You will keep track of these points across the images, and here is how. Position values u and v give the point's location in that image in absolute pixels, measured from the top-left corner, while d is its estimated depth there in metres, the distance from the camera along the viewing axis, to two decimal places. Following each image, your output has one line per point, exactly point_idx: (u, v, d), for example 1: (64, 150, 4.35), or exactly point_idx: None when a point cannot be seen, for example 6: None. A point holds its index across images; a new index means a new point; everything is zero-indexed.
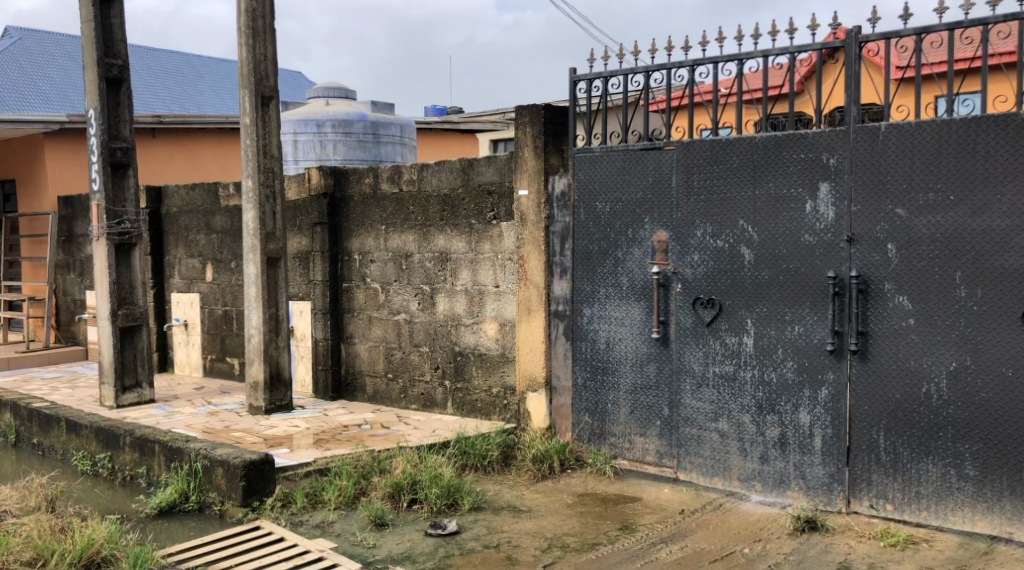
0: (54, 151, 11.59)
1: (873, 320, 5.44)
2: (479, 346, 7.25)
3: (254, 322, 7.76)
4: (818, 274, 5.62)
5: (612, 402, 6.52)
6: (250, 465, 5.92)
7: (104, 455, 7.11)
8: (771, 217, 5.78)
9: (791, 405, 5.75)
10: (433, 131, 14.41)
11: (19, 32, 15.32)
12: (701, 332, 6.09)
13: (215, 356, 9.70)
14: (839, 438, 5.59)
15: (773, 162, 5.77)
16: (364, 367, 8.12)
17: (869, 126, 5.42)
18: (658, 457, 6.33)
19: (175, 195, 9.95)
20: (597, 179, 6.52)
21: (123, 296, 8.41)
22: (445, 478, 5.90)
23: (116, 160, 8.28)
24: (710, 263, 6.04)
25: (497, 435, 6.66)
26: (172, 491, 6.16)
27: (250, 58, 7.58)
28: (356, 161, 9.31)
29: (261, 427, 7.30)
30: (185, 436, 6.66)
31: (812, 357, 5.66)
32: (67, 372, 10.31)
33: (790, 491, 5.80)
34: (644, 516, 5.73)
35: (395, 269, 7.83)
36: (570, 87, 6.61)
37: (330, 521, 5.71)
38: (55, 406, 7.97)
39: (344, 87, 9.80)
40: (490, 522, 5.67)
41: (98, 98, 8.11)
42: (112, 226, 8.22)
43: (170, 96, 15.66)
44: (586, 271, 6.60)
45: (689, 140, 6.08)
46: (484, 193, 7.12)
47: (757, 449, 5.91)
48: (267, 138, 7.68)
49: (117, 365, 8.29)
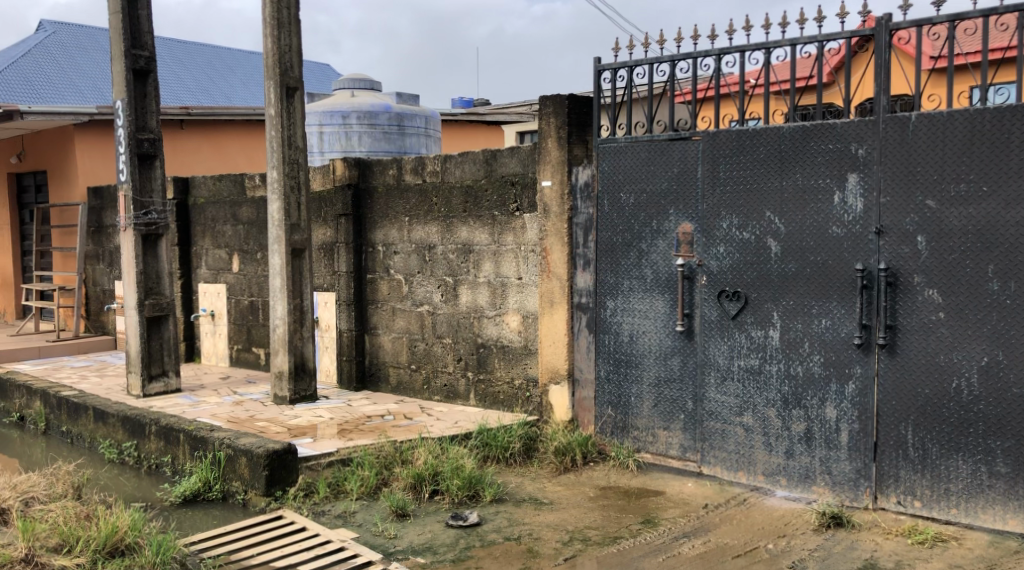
0: (84, 143, 11.68)
1: (903, 314, 5.35)
2: (502, 338, 7.21)
3: (278, 313, 7.78)
4: (846, 267, 5.53)
5: (635, 395, 6.47)
6: (272, 455, 5.93)
7: (130, 443, 7.16)
8: (799, 209, 5.70)
9: (817, 399, 5.67)
10: (459, 122, 14.38)
11: (52, 25, 15.46)
12: (726, 325, 6.02)
13: (240, 347, 9.75)
14: (866, 434, 5.50)
15: (801, 153, 5.68)
16: (387, 358, 8.12)
17: (899, 116, 5.32)
18: (682, 451, 6.27)
19: (202, 186, 9.99)
20: (621, 170, 6.46)
21: (150, 286, 8.46)
22: (467, 469, 5.88)
23: (143, 151, 8.33)
24: (736, 255, 5.96)
25: (520, 428, 6.63)
26: (196, 480, 6.19)
27: (275, 49, 7.59)
28: (381, 152, 9.31)
29: (285, 418, 7.31)
30: (209, 426, 6.68)
31: (839, 351, 5.58)
32: (95, 361, 10.40)
33: (816, 486, 5.72)
34: (667, 510, 5.68)
35: (418, 261, 7.81)
36: (595, 77, 6.55)
37: (351, 511, 5.70)
38: (83, 395, 8.03)
39: (369, 79, 9.81)
40: (511, 514, 5.64)
41: (125, 89, 8.16)
42: (139, 216, 8.27)
43: (199, 88, 15.76)
44: (609, 263, 6.55)
45: (715, 130, 6.01)
46: (507, 184, 7.08)
47: (783, 443, 5.83)
48: (291, 129, 7.69)
49: (144, 354, 8.35)
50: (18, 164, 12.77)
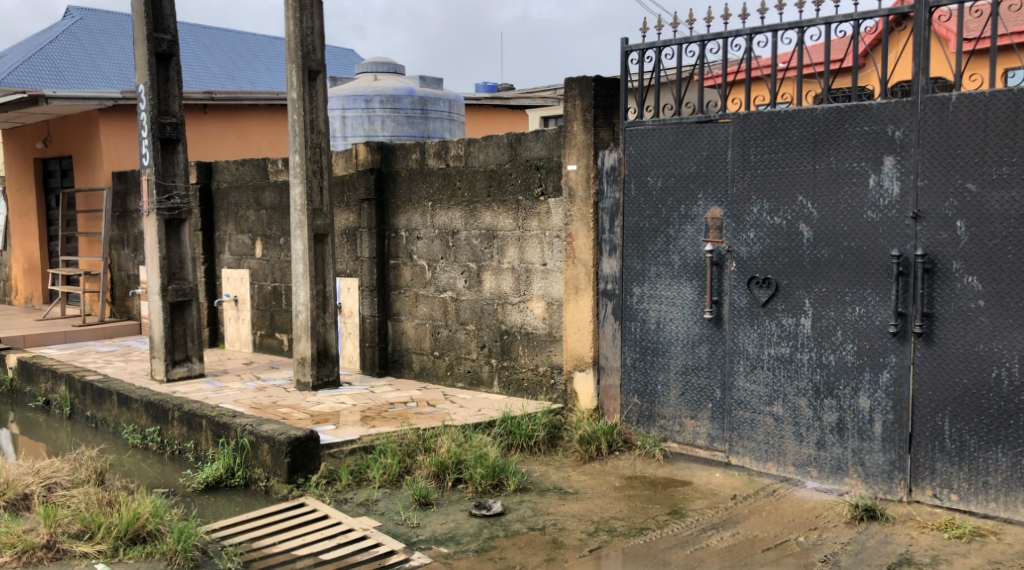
0: (108, 129, 11.66)
1: (940, 301, 5.19)
2: (526, 325, 7.11)
3: (301, 299, 7.72)
4: (881, 253, 5.37)
5: (661, 384, 6.34)
6: (294, 442, 5.87)
7: (153, 429, 7.12)
8: (832, 193, 5.55)
9: (850, 388, 5.53)
10: (481, 107, 14.24)
11: (79, 11, 15.47)
12: (755, 312, 5.88)
13: (264, 332, 9.71)
14: (901, 425, 5.35)
15: (835, 136, 5.52)
16: (411, 345, 8.04)
17: (939, 96, 5.15)
18: (710, 441, 6.15)
19: (225, 171, 9.93)
20: (648, 153, 6.32)
21: (173, 271, 8.42)
22: (491, 457, 5.79)
23: (166, 136, 8.26)
24: (766, 241, 5.82)
25: (544, 416, 6.52)
26: (219, 467, 6.14)
27: (297, 31, 7.49)
28: (404, 137, 9.20)
29: (307, 404, 7.25)
30: (231, 412, 6.63)
31: (873, 339, 5.43)
32: (121, 346, 10.40)
33: (848, 477, 5.58)
34: (694, 501, 5.56)
35: (442, 247, 7.71)
36: (622, 58, 6.41)
37: (374, 500, 5.63)
38: (107, 380, 8.01)
39: (392, 62, 9.71)
40: (535, 504, 5.55)
41: (147, 73, 8.10)
42: (162, 201, 8.22)
43: (223, 73, 15.71)
44: (636, 248, 6.42)
45: (746, 112, 5.86)
46: (532, 168, 6.95)
47: (814, 434, 5.69)
48: (314, 112, 7.61)
49: (168, 339, 8.31)
50: (44, 149, 12.78)
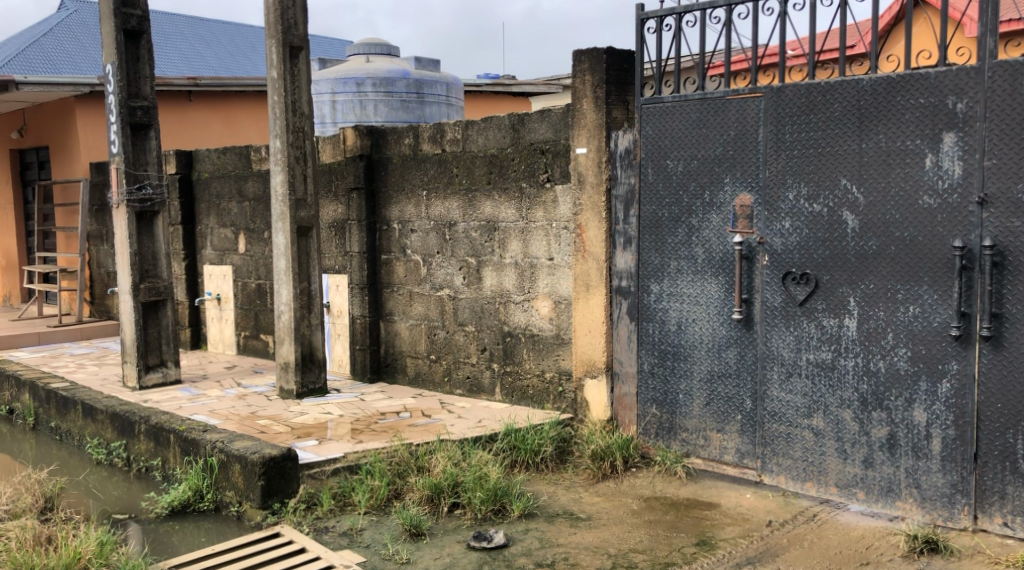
0: (87, 117, 10.94)
1: (1010, 299, 4.49)
2: (531, 326, 6.41)
3: (284, 298, 7.02)
4: (940, 243, 4.67)
5: (683, 392, 5.65)
6: (269, 462, 5.18)
7: (119, 444, 6.42)
8: (882, 176, 4.85)
9: (903, 399, 4.84)
10: (483, 92, 13.50)
11: (74, 3, 14.80)
12: (792, 313, 5.19)
13: (248, 333, 9.02)
14: (964, 442, 4.65)
15: (885, 109, 4.82)
16: (404, 347, 7.34)
17: (1011, 61, 4.44)
18: (739, 457, 5.45)
19: (206, 159, 9.23)
20: (667, 134, 5.61)
21: (145, 269, 7.72)
22: (491, 480, 5.09)
23: (136, 121, 7.55)
24: (805, 231, 5.11)
25: (552, 428, 5.83)
26: (185, 489, 5.45)
27: (277, 4, 6.78)
28: (399, 122, 8.50)
29: (289, 415, 6.55)
30: (203, 425, 5.93)
31: (931, 344, 4.73)
32: (98, 348, 9.73)
33: (901, 501, 4.88)
34: (724, 528, 4.86)
35: (438, 240, 7.02)
36: (637, 27, 5.69)
37: (359, 529, 4.92)
38: (73, 388, 7.31)
39: (386, 43, 8.99)
40: (543, 533, 4.85)
41: (114, 52, 7.38)
42: (132, 192, 7.52)
43: (216, 61, 15.01)
44: (653, 240, 5.70)
45: (781, 85, 5.15)
46: (537, 152, 6.24)
47: (860, 451, 5.00)
48: (297, 93, 6.89)
49: (140, 342, 7.60)
50: (20, 139, 12.09)
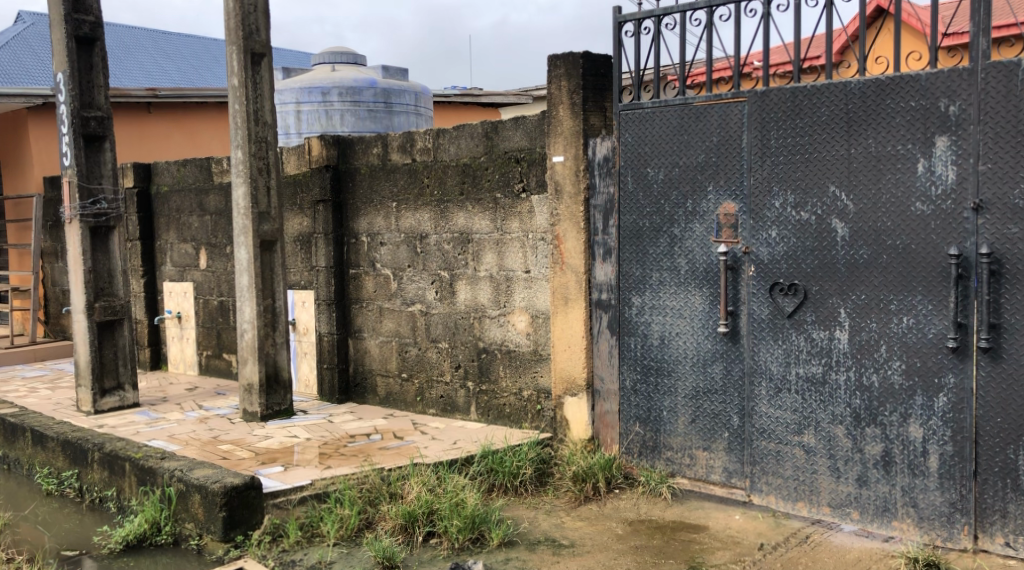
0: (40, 131, 10.54)
1: (1009, 309, 4.31)
2: (507, 342, 6.16)
3: (247, 316, 6.70)
4: (934, 252, 4.48)
5: (667, 409, 5.42)
6: (231, 492, 4.90)
7: (72, 473, 6.07)
8: (872, 181, 4.66)
9: (898, 414, 4.64)
10: (452, 103, 13.27)
11: (30, 16, 14.39)
12: (779, 325, 4.98)
13: (210, 353, 8.67)
14: (963, 459, 4.46)
15: (874, 113, 4.63)
16: (374, 366, 7.05)
17: (1006, 61, 4.27)
18: (726, 477, 5.22)
19: (165, 172, 8.89)
20: (648, 140, 5.39)
21: (100, 287, 7.37)
22: (469, 506, 4.82)
23: (89, 132, 7.21)
24: (792, 240, 4.91)
25: (531, 449, 5.58)
26: (141, 523, 5.12)
27: (237, 9, 6.49)
28: (366, 132, 8.23)
29: (254, 439, 6.23)
30: (160, 453, 5.60)
31: (927, 357, 4.54)
32: (52, 371, 9.32)
33: (898, 521, 4.68)
34: (715, 553, 4.62)
35: (409, 253, 6.75)
36: (614, 30, 5.47)
37: (327, 562, 4.62)
38: (22, 414, 6.93)
39: (352, 52, 8.72)
40: (524, 562, 4.58)
41: (66, 60, 7.04)
42: (86, 206, 7.18)
43: (178, 73, 14.65)
44: (634, 251, 5.48)
45: (764, 88, 4.96)
46: (511, 160, 6.01)
47: (854, 469, 4.79)
48: (258, 102, 6.60)
49: (95, 364, 7.24)
50: None
